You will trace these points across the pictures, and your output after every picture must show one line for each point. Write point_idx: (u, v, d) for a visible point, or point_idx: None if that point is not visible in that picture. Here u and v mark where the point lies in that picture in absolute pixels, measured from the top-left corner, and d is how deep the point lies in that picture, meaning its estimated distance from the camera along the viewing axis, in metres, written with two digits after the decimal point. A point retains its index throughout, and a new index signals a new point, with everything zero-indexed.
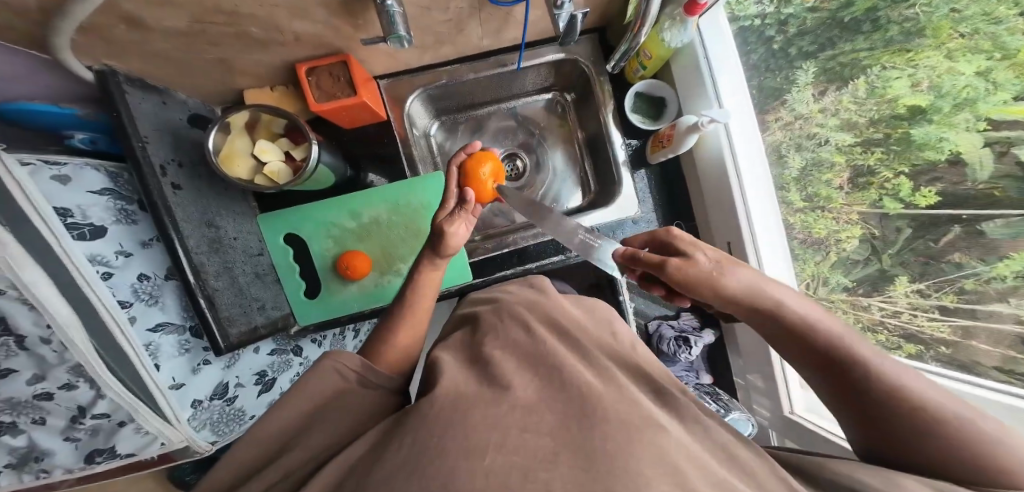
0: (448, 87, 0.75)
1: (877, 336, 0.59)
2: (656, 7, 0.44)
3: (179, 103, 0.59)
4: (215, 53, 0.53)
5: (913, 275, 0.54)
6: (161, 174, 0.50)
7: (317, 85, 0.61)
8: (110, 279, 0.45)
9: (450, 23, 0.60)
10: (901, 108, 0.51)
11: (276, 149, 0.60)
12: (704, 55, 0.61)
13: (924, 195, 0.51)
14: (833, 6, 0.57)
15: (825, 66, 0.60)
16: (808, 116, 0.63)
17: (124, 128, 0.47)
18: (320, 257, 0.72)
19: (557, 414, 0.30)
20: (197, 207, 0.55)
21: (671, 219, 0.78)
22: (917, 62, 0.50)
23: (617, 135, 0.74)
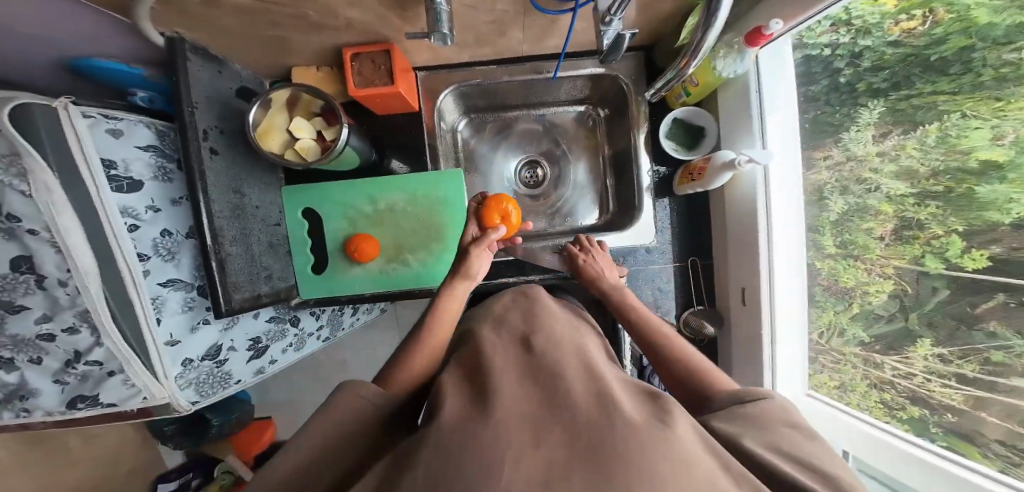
0: (484, 86, 0.74)
1: (883, 394, 0.58)
2: (715, 36, 0.35)
3: (233, 73, 0.60)
4: (275, 31, 0.54)
5: (938, 339, 0.51)
6: (202, 138, 0.51)
7: (359, 70, 0.61)
8: (135, 232, 0.47)
9: (495, 25, 0.59)
10: (973, 162, 0.44)
11: (309, 127, 0.61)
12: (757, 86, 0.58)
13: (973, 257, 0.46)
14: (920, 44, 0.47)
15: (894, 107, 0.52)
16: (863, 158, 0.57)
17: (178, 93, 0.48)
18: (332, 237, 0.73)
19: (562, 425, 0.29)
20: (227, 174, 0.56)
21: (687, 255, 0.75)
22: (1005, 113, 0.41)
23: (645, 161, 0.72)
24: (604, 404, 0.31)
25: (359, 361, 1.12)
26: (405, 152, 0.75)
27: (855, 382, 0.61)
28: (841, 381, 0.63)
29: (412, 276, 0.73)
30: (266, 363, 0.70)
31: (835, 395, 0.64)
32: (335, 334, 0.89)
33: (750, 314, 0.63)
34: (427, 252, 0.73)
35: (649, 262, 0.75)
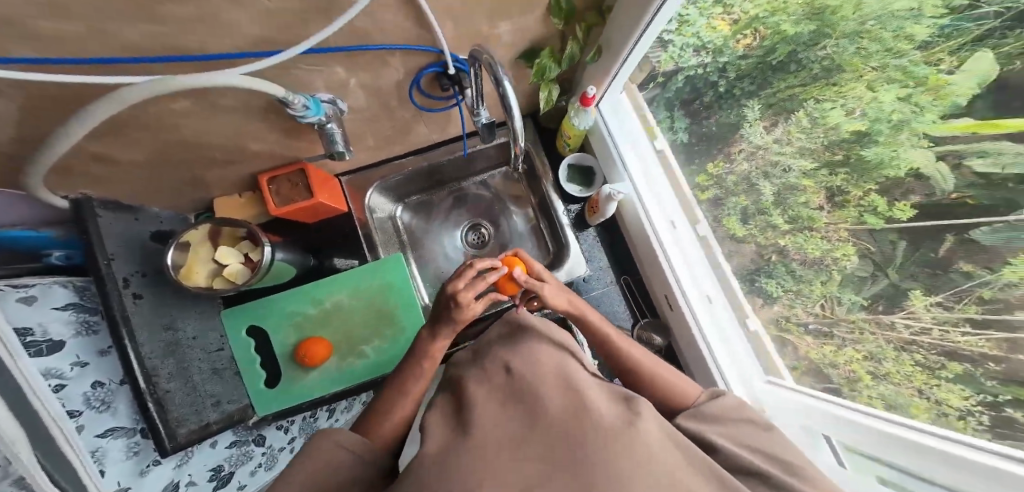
0: (404, 177, 0.83)
1: (914, 356, 0.46)
2: (520, 120, 0.44)
3: (150, 218, 0.64)
4: (191, 171, 0.60)
5: (927, 287, 0.43)
6: (122, 286, 0.52)
7: (277, 190, 0.68)
8: (61, 391, 0.45)
9: (396, 127, 0.69)
10: (846, 133, 0.48)
11: (235, 253, 0.64)
12: (608, 134, 0.76)
13: (900, 208, 0.44)
14: (760, 52, 0.55)
15: (768, 102, 0.57)
16: (766, 147, 0.60)
17: (91, 248, 0.50)
18: (281, 347, 0.72)
19: (540, 442, 0.34)
20: (155, 313, 0.56)
21: (620, 274, 0.83)
22: (845, 93, 0.46)
23: (559, 204, 0.81)
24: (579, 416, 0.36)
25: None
26: (339, 248, 0.80)
27: (882, 349, 0.50)
28: (869, 352, 0.52)
29: (365, 365, 0.73)
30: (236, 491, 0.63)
31: (871, 369, 0.52)
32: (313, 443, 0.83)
33: (677, 316, 0.74)
34: (381, 337, 0.74)
35: (590, 290, 0.80)
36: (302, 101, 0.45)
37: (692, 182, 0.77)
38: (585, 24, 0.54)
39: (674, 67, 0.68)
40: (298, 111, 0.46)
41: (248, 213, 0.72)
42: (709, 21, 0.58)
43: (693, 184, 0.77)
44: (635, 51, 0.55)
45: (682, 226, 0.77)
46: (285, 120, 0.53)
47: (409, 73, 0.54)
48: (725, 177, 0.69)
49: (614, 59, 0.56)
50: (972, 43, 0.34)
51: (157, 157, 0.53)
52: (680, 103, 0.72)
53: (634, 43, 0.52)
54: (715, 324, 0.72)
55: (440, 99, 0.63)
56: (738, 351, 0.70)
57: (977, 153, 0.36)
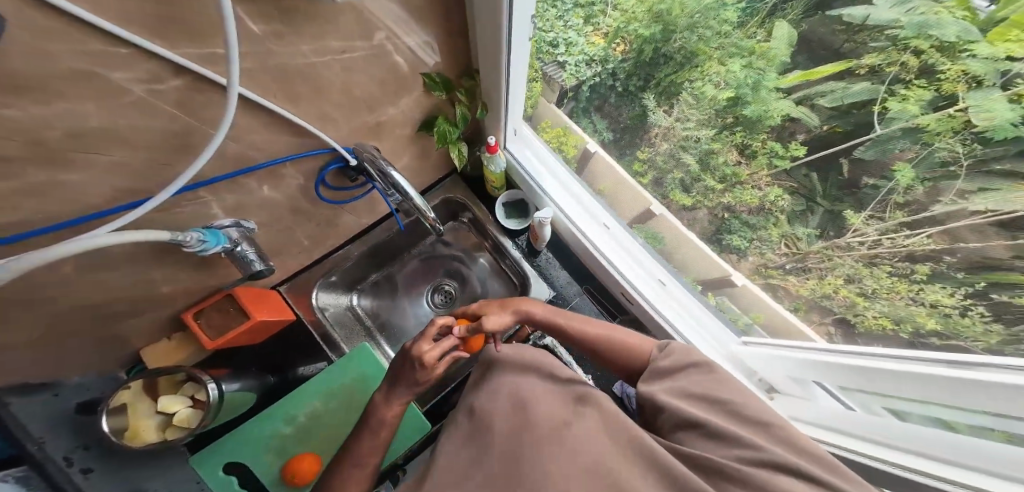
0: (346, 269, 0.84)
1: (885, 268, 0.47)
2: (418, 197, 0.60)
3: (82, 389, 0.59)
4: (106, 329, 0.58)
5: (856, 206, 0.47)
6: (67, 464, 0.44)
7: (208, 323, 0.66)
8: None
9: (325, 222, 0.72)
10: (724, 100, 0.54)
11: (179, 398, 0.60)
12: (524, 170, 0.84)
13: (795, 146, 0.49)
14: (634, 53, 0.61)
15: (658, 90, 0.62)
16: (671, 127, 0.64)
17: (17, 434, 0.41)
18: (267, 476, 0.66)
19: (484, 479, 0.42)
20: (111, 484, 0.49)
21: (582, 286, 0.90)
22: (709, 73, 0.54)
23: (506, 240, 0.88)
24: (517, 451, 0.43)
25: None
26: (301, 355, 0.78)
27: (855, 269, 0.51)
28: (844, 274, 0.52)
29: None
30: None
31: (860, 291, 0.51)
32: None
33: (637, 308, 0.83)
34: None
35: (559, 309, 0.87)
36: (195, 235, 0.47)
37: (631, 171, 0.79)
38: (464, 87, 0.64)
39: (577, 82, 0.70)
40: (195, 246, 0.48)
41: (181, 356, 0.68)
42: (587, 39, 0.63)
43: (632, 173, 0.79)
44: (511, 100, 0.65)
45: (617, 227, 0.84)
46: (191, 256, 0.55)
47: (311, 175, 0.59)
48: (654, 158, 0.72)
49: (498, 114, 0.67)
50: (769, 15, 0.44)
51: (63, 332, 0.51)
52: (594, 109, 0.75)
53: (505, 88, 0.60)
54: (668, 301, 0.80)
55: (353, 190, 0.68)
56: (701, 329, 0.79)
57: (822, 94, 0.44)
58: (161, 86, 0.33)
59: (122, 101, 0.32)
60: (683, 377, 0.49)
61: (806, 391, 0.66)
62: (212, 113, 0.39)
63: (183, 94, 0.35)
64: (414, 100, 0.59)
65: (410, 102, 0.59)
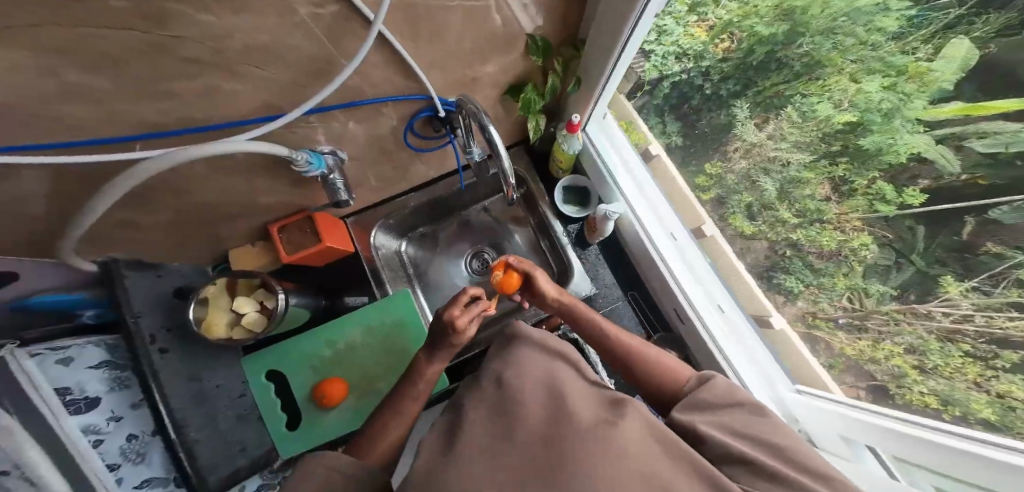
0: (404, 213, 0.87)
1: (962, 346, 0.45)
2: (507, 158, 0.54)
3: (174, 274, 0.67)
4: (210, 227, 0.64)
5: (959, 272, 0.43)
6: (151, 341, 0.54)
7: (287, 239, 0.72)
8: (100, 446, 0.48)
9: (396, 168, 0.74)
10: (839, 124, 0.48)
11: (251, 301, 0.67)
12: (598, 155, 0.79)
13: (911, 194, 0.44)
14: (739, 55, 0.56)
15: (755, 100, 0.58)
16: (760, 143, 0.60)
17: (121, 306, 0.53)
18: (300, 389, 0.74)
19: (519, 453, 0.37)
20: (183, 366, 0.58)
21: (626, 290, 0.85)
22: (829, 87, 0.47)
23: (557, 225, 0.83)
24: (557, 427, 0.38)
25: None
26: (352, 287, 0.84)
27: (923, 340, 0.48)
28: (909, 344, 0.50)
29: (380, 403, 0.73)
30: None
31: (916, 364, 0.50)
32: None
33: (689, 327, 0.76)
34: (393, 373, 0.75)
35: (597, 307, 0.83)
36: (305, 156, 0.51)
37: (692, 184, 0.77)
38: (562, 57, 0.60)
39: (659, 75, 0.66)
40: (302, 166, 0.52)
41: (262, 263, 0.76)
42: (687, 29, 0.57)
43: (693, 186, 0.77)
44: (608, 84, 0.61)
45: (683, 237, 0.80)
46: (293, 175, 0.58)
47: (402, 118, 0.59)
48: (725, 176, 0.70)
49: (591, 92, 0.63)
50: (944, 30, 0.35)
51: (179, 219, 0.58)
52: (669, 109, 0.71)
53: (610, 69, 0.55)
54: (730, 330, 0.74)
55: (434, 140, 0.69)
56: (756, 366, 0.71)
57: (979, 133, 0.36)
58: (321, 11, 0.33)
59: (289, 21, 0.32)
60: (722, 411, 0.44)
61: (855, 453, 0.57)
62: (351, 44, 0.38)
63: (336, 22, 0.35)
64: (515, 60, 0.57)
65: (511, 62, 0.57)
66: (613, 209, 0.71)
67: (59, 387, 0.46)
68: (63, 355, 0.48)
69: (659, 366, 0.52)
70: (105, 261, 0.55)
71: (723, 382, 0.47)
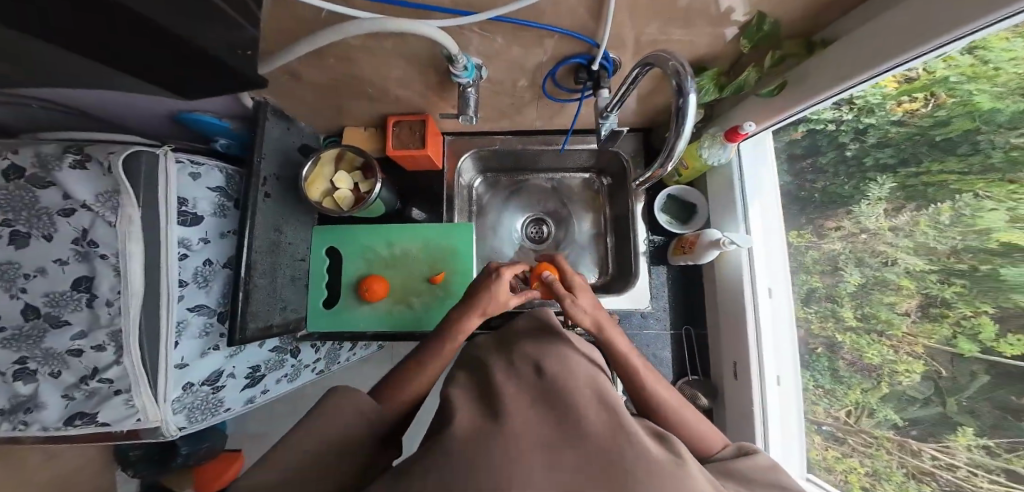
0: (499, 151, 0.82)
1: (923, 487, 0.48)
2: (683, 143, 0.44)
3: (298, 132, 0.67)
4: (339, 101, 0.63)
5: (980, 428, 0.43)
6: (261, 184, 0.56)
7: (398, 135, 0.69)
8: (183, 260, 0.52)
9: (514, 104, 0.69)
10: (994, 242, 0.42)
11: (349, 179, 0.66)
12: (739, 178, 0.69)
13: (1009, 342, 0.40)
14: (924, 123, 0.47)
15: (904, 183, 0.51)
16: (876, 232, 0.55)
17: (254, 143, 0.54)
18: (348, 275, 0.76)
19: (576, 449, 0.31)
20: (274, 215, 0.60)
21: (682, 322, 0.78)
22: (1020, 195, 0.39)
23: (642, 231, 0.77)
24: (616, 435, 0.32)
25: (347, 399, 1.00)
26: (427, 203, 0.82)
27: (890, 470, 0.52)
28: (873, 468, 0.54)
29: (412, 319, 0.74)
30: (258, 392, 0.69)
31: (867, 485, 0.54)
32: (329, 368, 0.89)
33: (742, 389, 0.66)
34: (434, 297, 0.75)
35: (645, 326, 0.77)
36: (464, 62, 0.49)
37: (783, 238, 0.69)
38: (780, 50, 0.49)
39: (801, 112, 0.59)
40: (456, 70, 0.50)
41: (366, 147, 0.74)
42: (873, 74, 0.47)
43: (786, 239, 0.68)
44: (814, 108, 0.50)
45: (781, 296, 0.68)
46: (441, 74, 0.55)
47: (553, 58, 0.54)
48: (805, 250, 0.66)
49: (789, 107, 0.51)
50: None
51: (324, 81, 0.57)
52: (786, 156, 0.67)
53: (827, 97, 0.46)
54: (782, 408, 0.65)
55: (566, 90, 0.63)
56: (788, 455, 0.63)
57: None
58: None
59: None
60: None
61: None
62: None
63: None
64: (719, 35, 0.49)
65: (712, 36, 0.49)
66: (729, 239, 0.63)
67: (180, 196, 0.51)
68: (195, 170, 0.54)
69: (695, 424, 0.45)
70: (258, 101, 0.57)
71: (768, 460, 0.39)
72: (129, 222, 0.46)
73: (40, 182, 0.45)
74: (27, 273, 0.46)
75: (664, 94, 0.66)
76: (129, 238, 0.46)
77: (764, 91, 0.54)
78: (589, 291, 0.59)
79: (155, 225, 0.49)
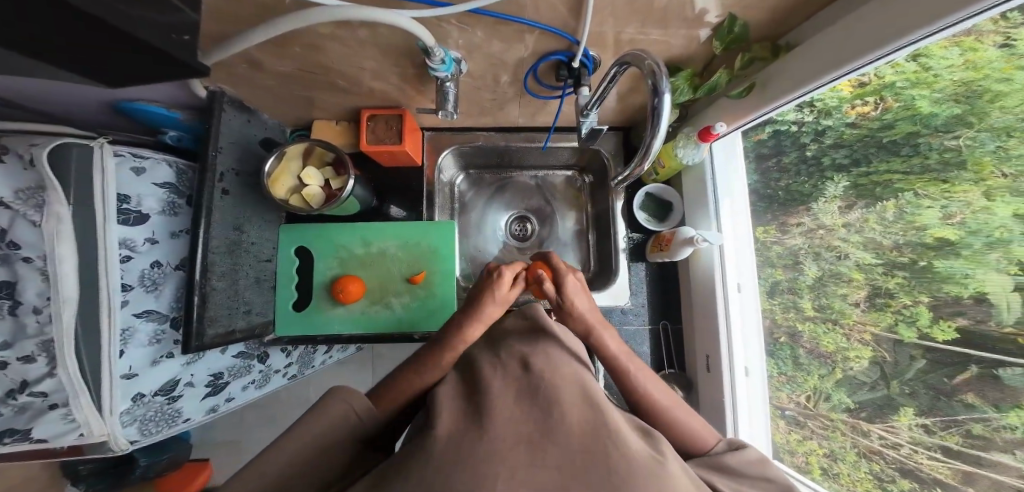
0: (480, 148, 0.81)
1: (873, 465, 0.53)
2: (660, 143, 0.44)
3: (261, 124, 0.63)
4: (308, 92, 0.60)
5: (920, 409, 0.48)
6: (218, 179, 0.51)
7: (373, 129, 0.67)
8: (126, 262, 0.47)
9: (494, 100, 0.68)
10: (929, 238, 0.45)
11: (319, 175, 0.63)
12: (712, 177, 0.71)
13: (942, 328, 0.45)
14: (874, 126, 0.51)
15: (855, 182, 0.54)
16: (832, 228, 0.58)
17: (206, 136, 0.50)
18: (319, 275, 0.72)
19: (558, 447, 0.30)
20: (233, 213, 0.56)
21: (659, 317, 0.80)
22: (951, 195, 0.43)
23: (622, 228, 0.78)
24: (599, 432, 0.32)
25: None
26: (404, 198, 0.79)
27: (845, 450, 0.56)
28: (831, 449, 0.58)
29: (391, 320, 0.72)
30: (222, 401, 0.65)
31: (825, 465, 0.58)
32: (302, 372, 0.85)
33: (715, 381, 0.69)
34: (412, 297, 0.73)
35: (625, 322, 0.78)
36: (442, 55, 0.47)
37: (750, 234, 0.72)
38: (750, 52, 0.51)
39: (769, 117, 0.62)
40: (434, 63, 0.48)
41: (339, 141, 0.70)
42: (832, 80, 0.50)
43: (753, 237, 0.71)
44: (782, 108, 0.52)
45: (749, 292, 0.70)
46: (419, 67, 0.53)
47: (534, 54, 0.54)
48: (770, 246, 0.68)
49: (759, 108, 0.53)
50: None
51: (292, 71, 0.54)
52: (753, 156, 0.69)
53: (794, 97, 0.48)
54: (755, 400, 0.68)
55: (548, 87, 0.63)
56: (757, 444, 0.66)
57: None
58: None
59: None
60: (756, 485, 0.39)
61: None
62: None
63: None
64: (694, 35, 0.49)
65: (688, 37, 0.50)
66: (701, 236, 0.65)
67: (120, 193, 0.47)
68: (139, 165, 0.50)
69: (682, 421, 0.46)
70: (213, 90, 0.52)
71: (756, 453, 0.42)
72: (59, 221, 0.40)
73: None
74: None
75: (645, 93, 0.66)
76: (58, 238, 0.40)
77: (735, 93, 0.55)
78: (588, 294, 0.57)
79: (90, 224, 0.44)
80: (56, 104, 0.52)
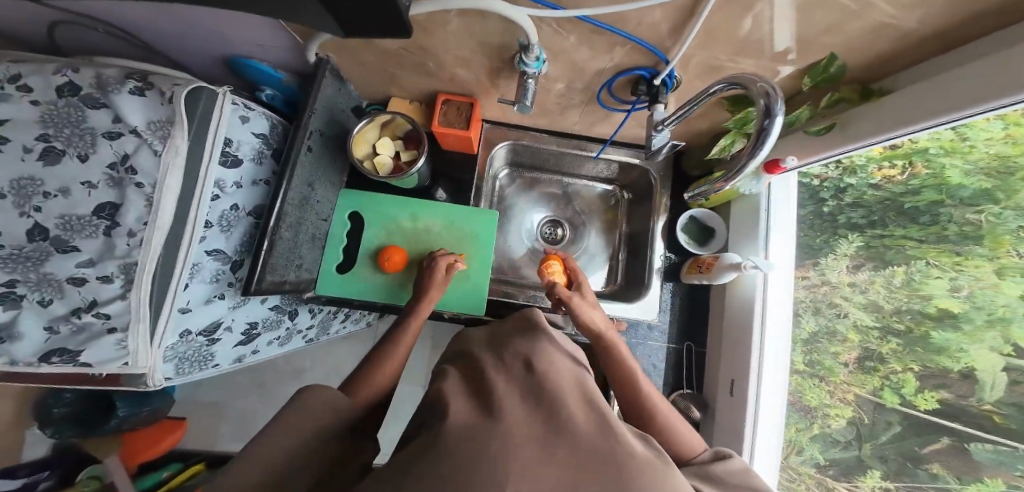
0: (530, 148, 0.84)
1: None
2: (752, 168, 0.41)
3: (347, 92, 0.66)
4: (393, 69, 0.62)
5: (886, 472, 0.57)
6: (307, 137, 0.54)
7: (443, 112, 0.69)
8: (214, 201, 0.50)
9: (560, 105, 0.70)
10: (932, 307, 0.52)
11: (392, 146, 0.66)
12: (767, 206, 0.70)
13: (923, 397, 0.52)
14: (898, 189, 0.55)
15: (868, 242, 0.61)
16: (835, 285, 0.65)
17: (309, 97, 0.53)
18: (366, 243, 0.75)
19: (569, 447, 0.30)
20: (310, 170, 0.58)
21: (683, 339, 0.81)
22: (962, 267, 0.50)
23: (660, 245, 0.79)
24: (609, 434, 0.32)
25: (319, 373, 1.00)
26: (451, 183, 0.82)
27: None
28: None
29: None
30: (248, 352, 0.67)
31: None
32: (319, 338, 0.88)
33: (737, 406, 0.69)
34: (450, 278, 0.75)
35: (649, 337, 0.81)
36: (537, 53, 0.49)
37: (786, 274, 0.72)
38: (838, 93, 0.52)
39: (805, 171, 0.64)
40: (527, 59, 0.51)
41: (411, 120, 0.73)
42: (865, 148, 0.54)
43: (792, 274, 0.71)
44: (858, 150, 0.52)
45: (783, 331, 0.68)
46: (506, 62, 0.56)
47: (615, 66, 0.56)
48: None
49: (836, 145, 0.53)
50: None
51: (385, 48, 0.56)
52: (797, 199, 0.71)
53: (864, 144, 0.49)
54: (771, 439, 0.66)
55: (618, 100, 0.65)
56: (767, 477, 0.64)
57: None
58: None
59: None
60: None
61: None
62: None
63: None
64: (777, 69, 0.51)
65: (772, 70, 0.51)
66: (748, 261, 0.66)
67: (227, 137, 0.50)
68: (246, 114, 0.52)
69: (677, 428, 0.47)
70: (321, 58, 0.56)
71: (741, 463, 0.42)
72: (176, 153, 0.44)
73: (93, 103, 0.44)
74: (49, 191, 0.43)
75: (711, 119, 0.68)
76: (171, 168, 0.44)
77: (814, 129, 0.56)
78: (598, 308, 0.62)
79: (196, 160, 0.47)
80: (161, 38, 0.54)
